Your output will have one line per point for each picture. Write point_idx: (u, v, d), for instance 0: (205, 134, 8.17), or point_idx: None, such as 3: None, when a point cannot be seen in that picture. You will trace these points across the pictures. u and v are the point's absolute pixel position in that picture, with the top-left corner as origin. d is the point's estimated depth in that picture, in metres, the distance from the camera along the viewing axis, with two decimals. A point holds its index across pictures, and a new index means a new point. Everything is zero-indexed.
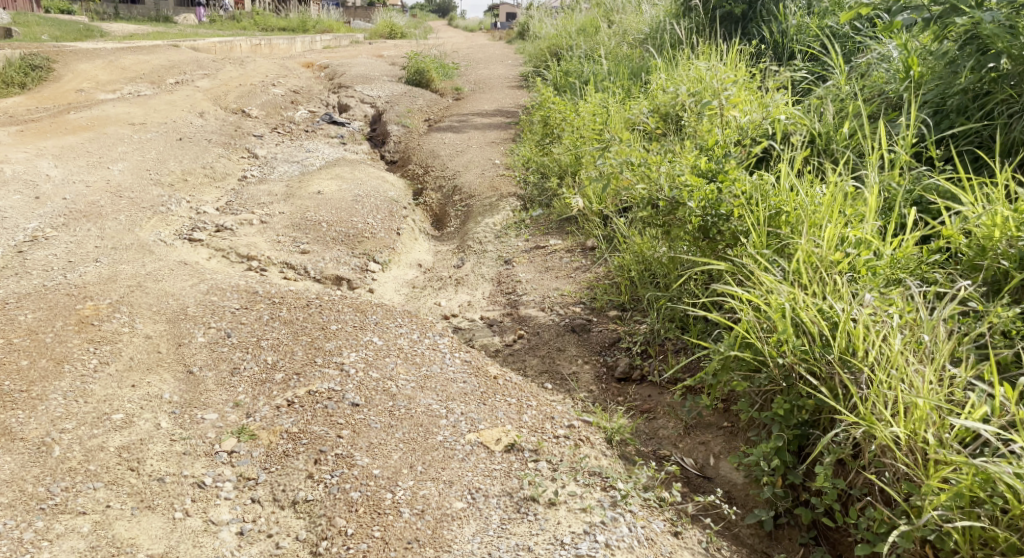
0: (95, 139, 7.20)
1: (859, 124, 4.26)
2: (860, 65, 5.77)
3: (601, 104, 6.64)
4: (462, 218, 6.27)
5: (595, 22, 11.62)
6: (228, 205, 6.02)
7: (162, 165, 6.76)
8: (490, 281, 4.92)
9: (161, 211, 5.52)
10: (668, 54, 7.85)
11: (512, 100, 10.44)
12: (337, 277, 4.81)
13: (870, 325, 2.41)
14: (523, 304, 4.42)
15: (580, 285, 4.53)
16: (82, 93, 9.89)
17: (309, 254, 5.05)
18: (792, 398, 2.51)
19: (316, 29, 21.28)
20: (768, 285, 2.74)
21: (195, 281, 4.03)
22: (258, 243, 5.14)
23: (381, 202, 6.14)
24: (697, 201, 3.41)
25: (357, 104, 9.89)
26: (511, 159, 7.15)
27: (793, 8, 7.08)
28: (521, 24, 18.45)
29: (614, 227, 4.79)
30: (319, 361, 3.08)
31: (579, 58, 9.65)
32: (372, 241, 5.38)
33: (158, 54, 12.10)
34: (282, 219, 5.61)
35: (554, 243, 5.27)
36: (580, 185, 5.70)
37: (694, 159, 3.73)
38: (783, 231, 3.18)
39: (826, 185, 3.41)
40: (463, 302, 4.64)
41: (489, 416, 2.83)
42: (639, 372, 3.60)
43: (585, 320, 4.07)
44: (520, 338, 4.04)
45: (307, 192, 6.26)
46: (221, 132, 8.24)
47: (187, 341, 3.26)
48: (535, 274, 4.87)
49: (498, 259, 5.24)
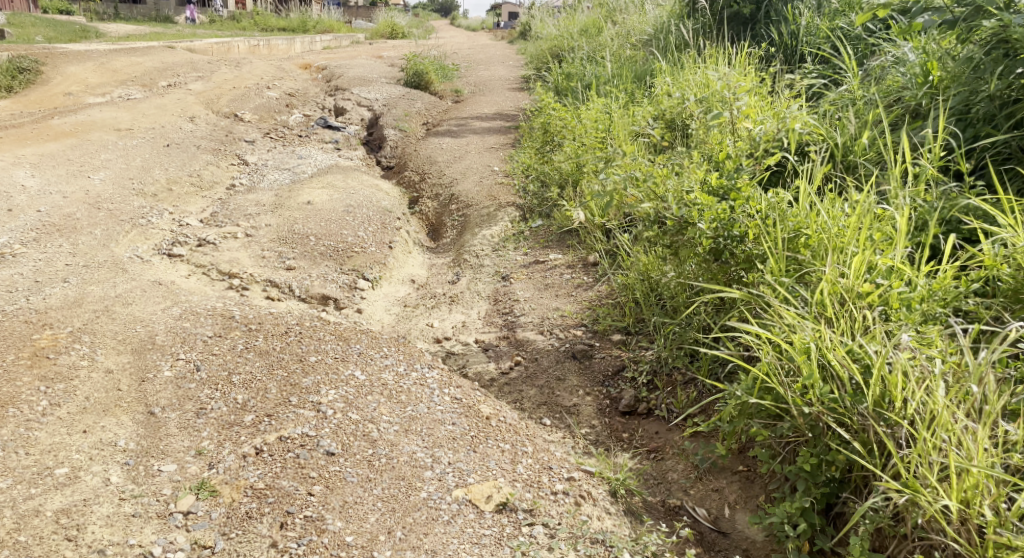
0: (77, 146, 6.94)
1: (880, 134, 3.98)
2: (874, 69, 5.50)
3: (603, 110, 6.36)
4: (459, 229, 5.99)
5: (598, 22, 11.33)
6: (213, 216, 5.75)
7: (146, 173, 6.49)
8: (486, 298, 4.64)
9: (140, 224, 5.26)
10: (672, 57, 7.59)
11: (512, 103, 10.17)
12: (323, 296, 4.54)
13: (909, 371, 2.12)
14: (521, 326, 4.14)
15: (581, 305, 4.25)
16: (70, 96, 9.64)
17: (295, 271, 4.78)
18: (820, 452, 2.23)
19: (316, 29, 21.00)
20: (790, 321, 2.45)
21: (168, 303, 3.76)
22: (241, 258, 4.87)
23: (374, 213, 5.86)
24: (709, 221, 3.14)
25: (353, 107, 9.61)
26: (510, 166, 6.87)
27: (802, 9, 6.81)
28: (523, 25, 18.17)
29: (617, 242, 4.52)
30: (294, 401, 2.81)
31: (581, 59, 9.37)
32: (362, 256, 5.10)
33: (150, 55, 11.84)
34: (268, 231, 5.33)
35: (554, 257, 4.98)
36: (582, 196, 5.42)
37: (703, 174, 3.46)
38: (803, 254, 2.90)
39: (848, 202, 3.13)
40: (457, 323, 4.36)
41: (480, 467, 2.58)
42: (646, 405, 3.32)
43: (586, 345, 3.79)
44: (516, 366, 3.76)
45: (297, 202, 5.98)
46: (211, 137, 7.97)
47: (151, 376, 2.99)
48: (533, 291, 4.59)
49: (495, 275, 4.96)
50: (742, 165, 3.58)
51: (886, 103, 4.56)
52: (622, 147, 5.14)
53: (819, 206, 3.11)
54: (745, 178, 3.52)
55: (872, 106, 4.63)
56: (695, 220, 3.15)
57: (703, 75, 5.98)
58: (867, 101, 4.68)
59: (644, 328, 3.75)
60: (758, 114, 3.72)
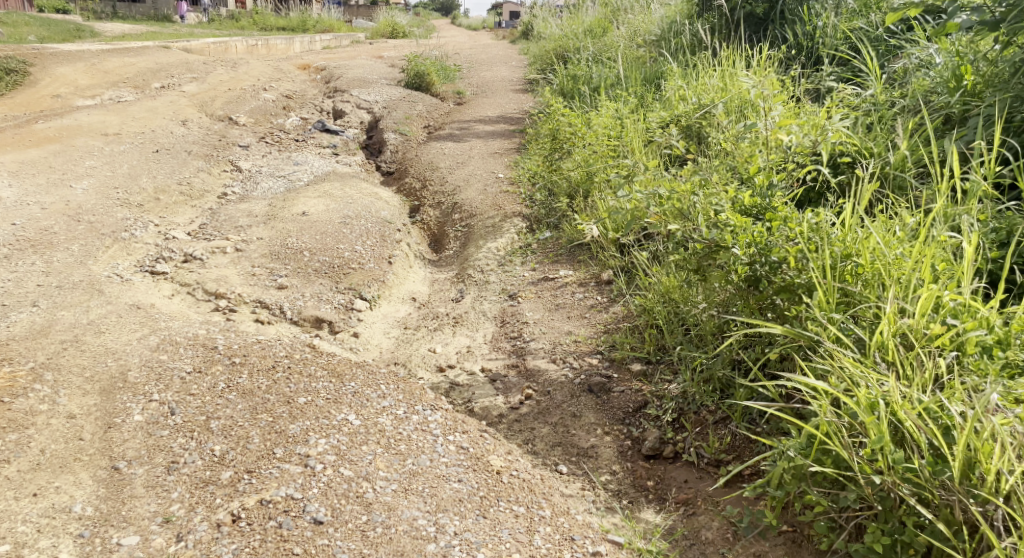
0: (61, 152, 6.62)
1: (922, 143, 3.65)
2: (895, 72, 5.17)
3: (615, 115, 6.02)
4: (462, 240, 5.66)
5: (603, 22, 10.96)
6: (201, 228, 5.43)
7: (132, 181, 6.18)
8: (492, 320, 4.30)
9: (122, 238, 4.95)
10: (683, 60, 7.24)
11: (515, 106, 9.82)
12: (317, 319, 4.21)
13: (1003, 438, 1.81)
14: (531, 353, 3.80)
15: (596, 329, 3.92)
16: (58, 99, 9.32)
17: (287, 290, 4.46)
18: (893, 530, 1.91)
19: (316, 29, 20.66)
20: (851, 371, 2.13)
21: (145, 331, 3.43)
22: (228, 276, 4.55)
23: (372, 224, 5.52)
24: (744, 245, 2.81)
25: (352, 110, 9.27)
26: (516, 173, 6.53)
27: (818, 9, 6.47)
28: (525, 25, 17.85)
29: (635, 260, 4.19)
30: (278, 454, 2.49)
31: (587, 60, 9.02)
32: (359, 273, 4.77)
33: (144, 55, 11.52)
34: (259, 246, 5.00)
35: (565, 274, 4.65)
36: (594, 208, 5.08)
37: (734, 190, 3.14)
38: (854, 284, 2.57)
39: (898, 224, 2.80)
40: (461, 348, 4.03)
41: (490, 538, 2.26)
42: (672, 448, 2.98)
43: (603, 377, 3.45)
44: (527, 400, 3.42)
45: (291, 213, 5.65)
46: (203, 142, 7.65)
47: (119, 421, 2.68)
48: (544, 312, 4.26)
49: (501, 293, 4.62)
50: (777, 181, 3.25)
51: (922, 108, 4.21)
52: (639, 158, 4.81)
53: (867, 228, 2.78)
54: (781, 195, 3.19)
55: (907, 113, 4.27)
56: (729, 244, 2.82)
57: (721, 81, 5.64)
58: (901, 106, 4.31)
59: (667, 357, 3.42)
60: (795, 120, 3.38)
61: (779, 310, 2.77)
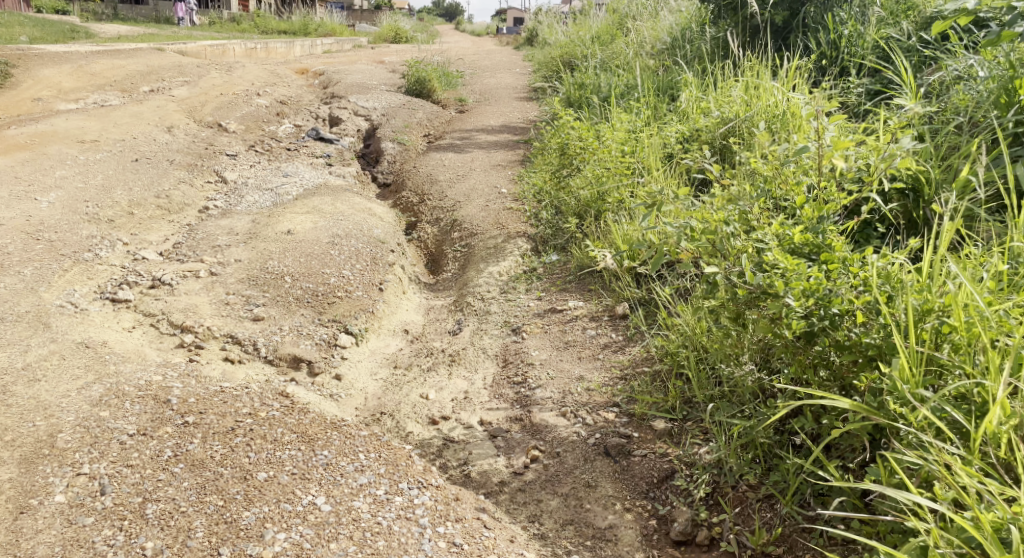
0: (31, 163, 6.18)
1: (982, 167, 3.19)
2: (932, 84, 4.68)
3: (629, 129, 5.53)
4: (461, 262, 5.18)
5: (611, 29, 10.48)
6: (176, 248, 4.96)
7: (106, 195, 5.74)
8: (493, 359, 3.81)
9: (85, 261, 4.49)
10: (699, 69, 6.75)
11: (519, 115, 9.34)
12: (295, 357, 3.72)
13: None
14: (538, 404, 3.30)
15: (611, 374, 3.43)
16: (39, 102, 8.89)
17: (263, 322, 3.98)
18: None
19: (318, 32, 20.23)
20: (962, 479, 1.75)
21: (87, 379, 2.96)
22: (199, 305, 4.08)
23: (363, 244, 5.04)
24: (799, 294, 2.32)
25: (349, 118, 8.79)
26: (520, 188, 6.05)
27: (844, 16, 5.97)
28: (530, 32, 17.45)
29: (655, 296, 3.71)
30: (224, 555, 2.09)
31: (594, 68, 8.53)
32: (346, 303, 4.28)
33: (136, 57, 11.07)
34: (236, 269, 4.52)
35: (574, 305, 4.15)
36: (606, 231, 4.60)
37: (778, 224, 2.65)
38: (943, 347, 2.09)
39: (981, 271, 2.34)
40: (458, 393, 3.54)
41: None
42: (708, 533, 2.50)
43: (621, 438, 2.96)
44: (533, 463, 2.93)
45: (275, 231, 5.17)
46: (188, 150, 7.19)
47: (35, 503, 2.25)
48: (551, 351, 3.77)
49: (504, 326, 4.13)
50: (829, 213, 2.77)
51: (971, 129, 3.74)
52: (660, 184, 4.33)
53: (951, 273, 2.32)
54: (836, 230, 2.72)
55: (964, 131, 3.75)
56: (779, 292, 2.34)
57: (746, 93, 5.15)
58: (956, 123, 3.81)
59: (696, 414, 2.94)
60: (854, 138, 2.88)
61: (839, 372, 2.31)
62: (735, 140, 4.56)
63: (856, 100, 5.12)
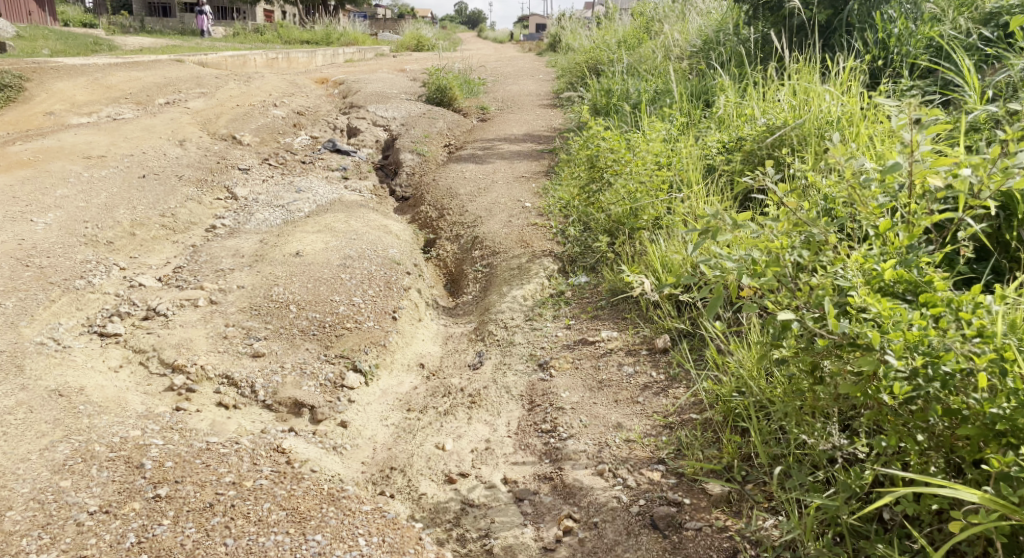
0: (31, 182, 5.89)
1: None
2: (999, 86, 4.21)
3: (663, 138, 5.08)
4: (483, 284, 4.77)
5: (638, 32, 10.01)
6: (176, 273, 4.61)
7: (107, 215, 5.42)
8: (519, 400, 3.38)
9: (77, 291, 4.15)
10: (735, 72, 6.28)
11: (544, 123, 8.92)
12: (296, 402, 3.33)
13: None
14: (571, 459, 2.89)
15: (654, 421, 3.00)
16: (50, 116, 8.63)
17: (263, 359, 3.60)
18: None
19: (341, 42, 19.99)
20: None
21: (53, 437, 2.59)
22: (195, 339, 3.71)
23: (377, 267, 4.62)
24: (900, 351, 1.94)
25: (368, 128, 8.44)
26: (546, 202, 5.62)
27: (893, 13, 5.41)
28: (554, 38, 17.04)
29: (703, 331, 3.28)
30: None
31: (622, 73, 8.08)
32: (355, 335, 3.88)
33: (153, 69, 10.80)
34: (238, 297, 4.13)
35: (607, 336, 3.72)
36: (641, 251, 4.18)
37: (862, 257, 2.24)
38: None
39: None
40: (479, 441, 3.14)
41: None
42: None
43: (670, 505, 2.56)
44: (566, 538, 2.55)
45: (283, 252, 4.78)
46: (198, 165, 6.86)
47: None
48: (584, 391, 3.34)
49: (530, 359, 3.71)
50: (921, 243, 2.36)
51: None
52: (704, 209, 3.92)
53: None
54: (930, 263, 2.34)
55: None
56: (875, 347, 1.95)
57: (793, 98, 4.69)
58: None
59: (757, 475, 2.55)
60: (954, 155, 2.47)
61: (946, 439, 1.97)
62: (784, 152, 4.11)
63: (911, 102, 4.63)
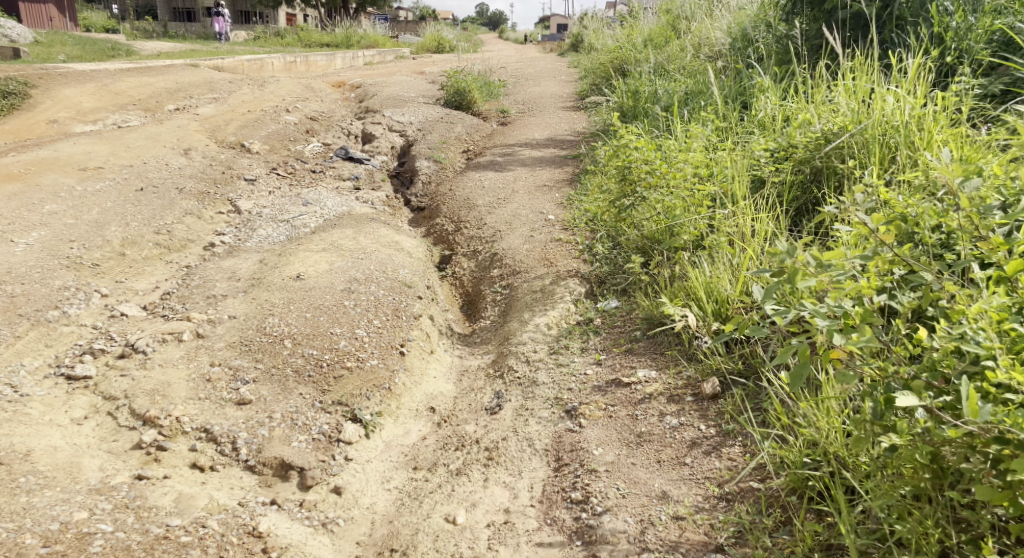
0: (20, 197, 5.49)
1: None
2: None
3: (701, 145, 4.53)
4: (503, 308, 4.26)
5: (665, 31, 9.46)
6: (165, 300, 4.15)
7: (97, 233, 5.02)
8: (543, 457, 2.88)
9: (51, 324, 3.72)
10: (775, 72, 5.70)
11: (568, 127, 8.40)
12: (284, 464, 2.89)
13: None
14: (606, 544, 2.41)
15: (707, 491, 2.48)
16: (54, 124, 8.25)
17: (248, 408, 3.13)
18: None
19: (361, 44, 19.61)
20: None
21: None
22: (174, 381, 3.24)
23: (385, 291, 4.13)
24: None
25: (383, 134, 7.98)
26: (571, 215, 5.11)
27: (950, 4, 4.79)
28: (577, 38, 16.54)
29: (765, 382, 2.74)
30: None
31: (649, 73, 7.53)
32: (355, 376, 3.38)
33: (165, 74, 10.40)
34: (227, 330, 3.66)
35: (645, 376, 3.18)
36: (681, 275, 3.66)
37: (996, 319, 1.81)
38: None
39: None
40: (495, 511, 2.67)
41: None
42: None
43: None
44: None
45: (283, 274, 4.31)
46: (202, 175, 6.43)
47: None
48: (621, 448, 2.82)
49: (556, 404, 3.19)
50: None
51: None
52: (757, 236, 3.42)
53: None
54: None
55: None
56: None
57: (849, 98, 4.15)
58: None
59: None
60: None
61: None
62: (847, 165, 3.60)
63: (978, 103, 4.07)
